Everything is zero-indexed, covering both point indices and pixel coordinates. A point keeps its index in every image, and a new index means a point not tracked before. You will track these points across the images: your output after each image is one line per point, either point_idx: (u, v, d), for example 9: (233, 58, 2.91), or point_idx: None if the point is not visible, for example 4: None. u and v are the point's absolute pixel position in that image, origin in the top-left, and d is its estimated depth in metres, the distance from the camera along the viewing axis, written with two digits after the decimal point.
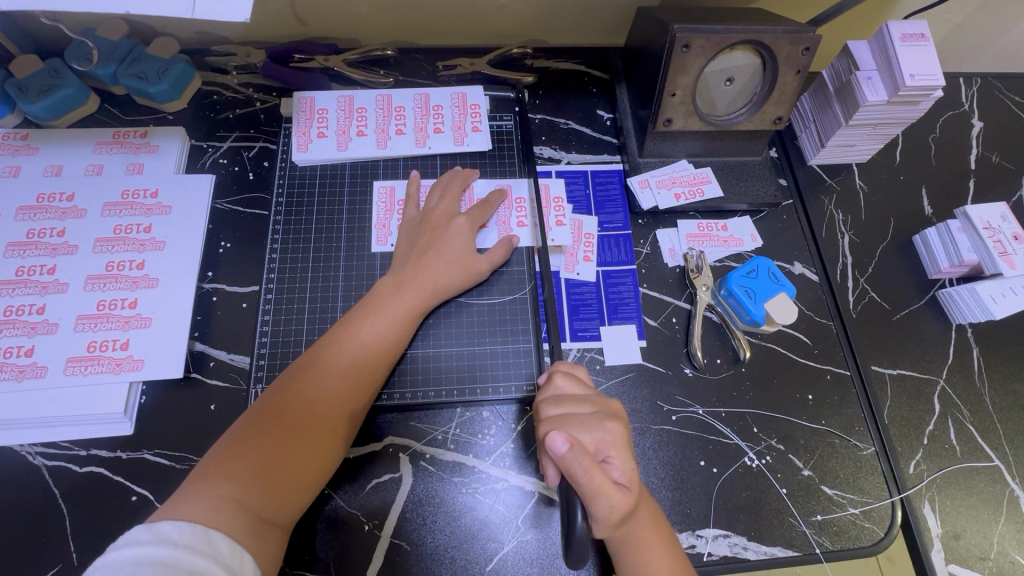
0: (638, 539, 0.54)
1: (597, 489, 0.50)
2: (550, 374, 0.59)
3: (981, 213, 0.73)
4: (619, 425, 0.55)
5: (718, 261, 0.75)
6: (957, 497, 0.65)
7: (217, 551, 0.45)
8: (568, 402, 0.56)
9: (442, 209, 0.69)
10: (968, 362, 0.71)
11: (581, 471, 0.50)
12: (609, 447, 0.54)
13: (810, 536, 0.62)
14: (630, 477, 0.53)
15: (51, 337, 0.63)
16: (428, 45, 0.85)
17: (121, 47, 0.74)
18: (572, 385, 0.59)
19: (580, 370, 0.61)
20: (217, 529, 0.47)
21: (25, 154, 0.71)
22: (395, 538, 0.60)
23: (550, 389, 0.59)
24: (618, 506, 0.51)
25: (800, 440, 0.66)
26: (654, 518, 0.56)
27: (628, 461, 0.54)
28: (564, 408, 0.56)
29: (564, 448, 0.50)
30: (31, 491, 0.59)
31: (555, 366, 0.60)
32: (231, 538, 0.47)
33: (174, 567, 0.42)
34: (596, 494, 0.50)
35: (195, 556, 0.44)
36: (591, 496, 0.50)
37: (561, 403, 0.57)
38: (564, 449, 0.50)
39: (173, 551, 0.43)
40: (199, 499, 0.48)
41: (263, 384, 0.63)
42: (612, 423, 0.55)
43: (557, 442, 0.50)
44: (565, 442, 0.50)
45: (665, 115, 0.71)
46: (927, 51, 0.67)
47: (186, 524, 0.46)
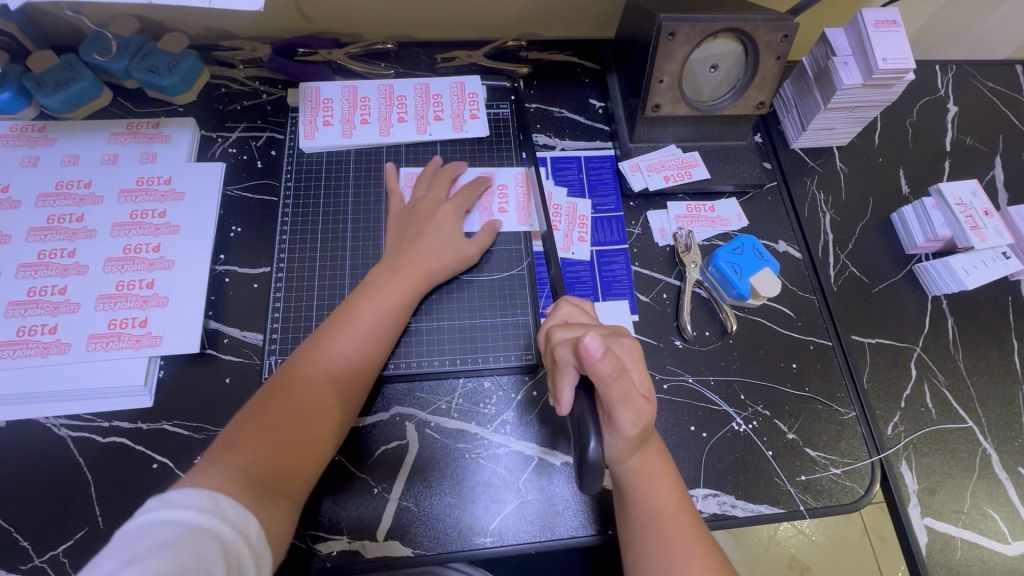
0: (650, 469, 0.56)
1: (624, 396, 0.51)
2: (558, 304, 0.61)
3: (954, 190, 0.77)
4: (633, 340, 0.57)
5: (706, 239, 0.78)
6: (933, 456, 0.69)
7: (225, 512, 0.47)
8: (580, 325, 0.57)
9: (431, 197, 0.73)
10: (943, 331, 0.75)
11: (613, 375, 0.49)
12: (627, 360, 0.56)
13: (795, 494, 0.66)
14: (649, 388, 0.56)
15: (73, 315, 0.66)
16: (426, 39, 0.89)
17: (133, 42, 0.78)
18: (577, 312, 0.61)
19: (586, 303, 0.63)
20: (228, 493, 0.49)
21: (43, 145, 0.74)
22: (403, 500, 0.63)
23: (557, 316, 0.60)
24: (643, 412, 0.53)
25: (785, 406, 0.70)
26: (663, 456, 0.58)
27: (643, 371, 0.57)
28: (577, 331, 0.57)
29: (599, 351, 0.48)
30: (58, 460, 0.62)
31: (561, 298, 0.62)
32: (238, 502, 0.49)
33: (186, 526, 0.44)
34: (623, 402, 0.51)
35: (203, 516, 0.45)
36: (618, 404, 0.51)
37: (572, 326, 0.57)
38: (600, 351, 0.48)
39: (184, 510, 0.45)
40: (211, 472, 0.51)
41: (276, 356, 0.67)
42: (627, 338, 0.57)
43: (592, 344, 0.48)
44: (599, 346, 0.48)
45: (653, 100, 0.75)
46: (899, 36, 0.71)
47: (194, 488, 0.48)
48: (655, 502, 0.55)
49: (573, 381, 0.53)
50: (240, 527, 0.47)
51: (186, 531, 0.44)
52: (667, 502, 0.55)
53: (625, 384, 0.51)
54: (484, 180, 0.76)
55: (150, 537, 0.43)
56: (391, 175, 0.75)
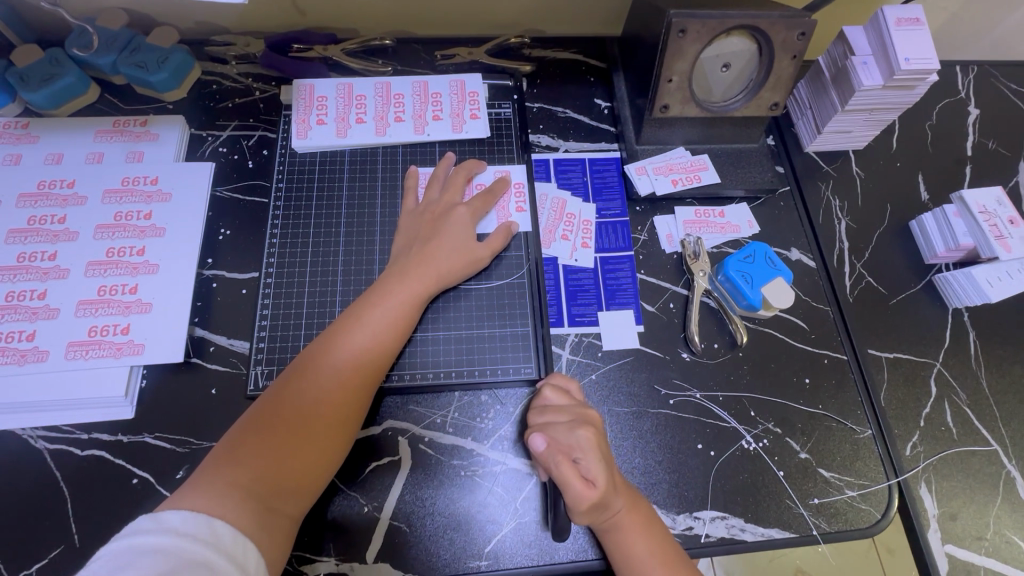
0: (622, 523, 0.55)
1: (563, 484, 0.53)
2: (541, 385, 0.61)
3: (977, 197, 0.73)
4: (590, 432, 0.56)
5: (715, 247, 0.75)
6: (953, 478, 0.65)
7: (219, 538, 0.45)
8: (550, 411, 0.59)
9: (445, 200, 0.70)
10: (965, 346, 0.71)
11: (554, 466, 0.54)
12: (579, 449, 0.55)
13: (808, 517, 0.63)
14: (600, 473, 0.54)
15: (52, 322, 0.63)
16: (425, 35, 0.85)
17: (121, 36, 0.75)
18: (560, 397, 0.60)
19: (572, 384, 0.62)
20: (221, 518, 0.47)
21: (26, 142, 0.72)
22: (394, 520, 0.60)
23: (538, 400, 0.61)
24: (586, 497, 0.53)
25: (796, 423, 0.67)
26: (636, 501, 0.57)
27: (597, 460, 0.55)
28: (546, 419, 0.59)
29: (541, 446, 0.55)
30: (33, 474, 0.59)
31: (547, 380, 0.62)
32: (235, 527, 0.47)
33: (178, 556, 0.42)
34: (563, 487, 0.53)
35: (197, 545, 0.44)
36: (558, 489, 0.53)
37: (547, 410, 0.59)
38: (542, 447, 0.55)
39: (177, 539, 0.44)
40: (210, 487, 0.49)
41: (262, 367, 0.64)
42: (583, 430, 0.56)
43: (535, 440, 0.55)
44: (543, 441, 0.55)
45: (661, 101, 0.71)
46: (921, 35, 0.67)
47: (189, 513, 0.46)
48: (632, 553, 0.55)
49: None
50: (237, 557, 0.45)
51: (176, 561, 0.42)
52: (640, 552, 0.55)
53: (571, 474, 0.53)
54: (503, 179, 0.73)
55: (139, 567, 0.41)
56: (410, 176, 0.72)
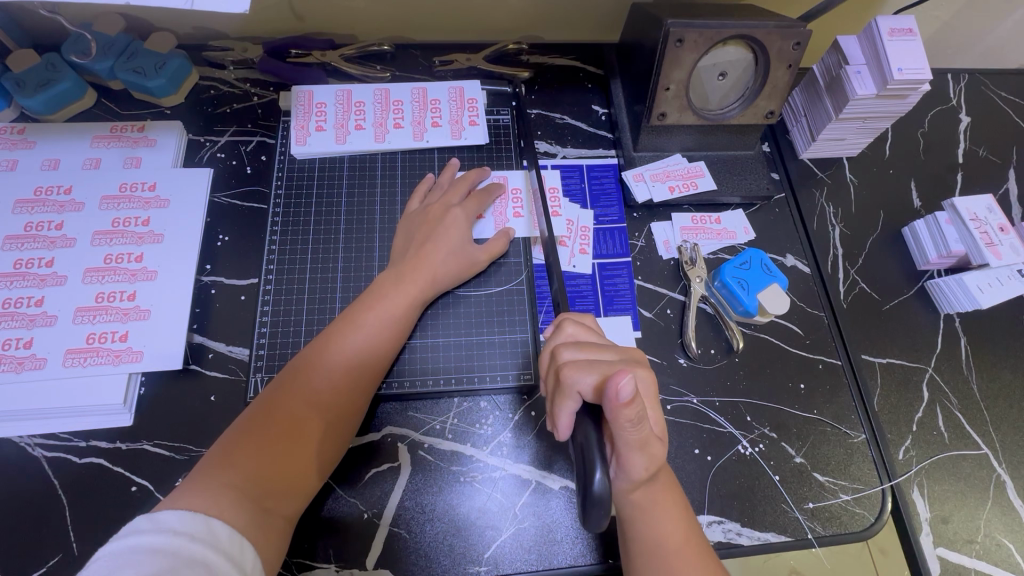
0: (654, 501, 0.53)
1: (640, 441, 0.49)
2: (561, 323, 0.58)
3: (968, 205, 0.74)
4: (646, 372, 0.54)
5: (712, 253, 0.76)
6: (945, 482, 0.66)
7: (217, 537, 0.45)
8: (589, 349, 0.55)
9: (443, 201, 0.70)
10: (956, 351, 0.72)
11: (634, 419, 0.47)
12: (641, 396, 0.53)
13: (803, 521, 0.64)
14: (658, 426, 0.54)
15: (50, 329, 0.63)
16: (424, 41, 0.86)
17: (118, 42, 0.74)
18: (583, 334, 0.58)
19: (588, 319, 0.60)
20: (217, 517, 0.47)
21: (22, 148, 0.71)
22: (393, 526, 0.60)
23: (561, 337, 0.57)
24: (656, 456, 0.51)
25: (792, 428, 0.68)
26: (671, 486, 0.55)
27: (655, 408, 0.54)
28: (584, 355, 0.54)
29: (628, 397, 0.46)
30: (31, 482, 0.59)
31: (565, 316, 0.60)
32: (232, 525, 0.47)
33: (172, 554, 0.42)
34: (638, 447, 0.49)
35: (193, 544, 0.43)
36: (633, 447, 0.49)
37: (581, 349, 0.55)
38: (628, 397, 0.46)
39: (174, 538, 0.43)
40: (204, 486, 0.49)
41: (262, 374, 0.64)
42: (640, 370, 0.54)
43: (622, 389, 0.46)
44: (630, 391, 0.46)
45: (659, 109, 0.72)
46: (914, 46, 0.68)
47: (187, 512, 0.45)
48: (660, 535, 0.52)
49: (574, 407, 0.52)
50: (233, 555, 0.45)
51: (173, 559, 0.42)
52: (672, 538, 0.52)
53: (642, 430, 0.49)
54: (499, 184, 0.74)
55: (135, 566, 0.40)
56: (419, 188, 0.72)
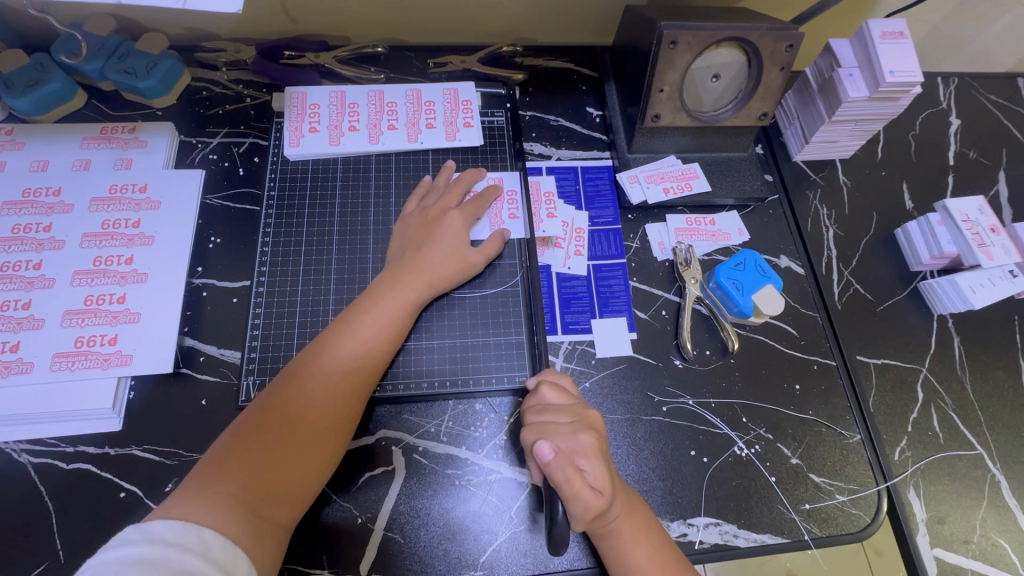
0: (622, 532, 0.55)
1: (573, 496, 0.51)
2: (537, 384, 0.60)
3: (960, 206, 0.75)
4: (593, 436, 0.56)
5: (706, 254, 0.76)
6: (940, 482, 0.66)
7: (209, 548, 0.45)
8: (548, 411, 0.57)
9: (439, 204, 0.70)
10: (950, 352, 0.73)
11: (563, 477, 0.51)
12: (580, 456, 0.54)
13: (799, 523, 0.63)
14: (605, 481, 0.53)
15: (37, 332, 0.62)
16: (418, 42, 0.86)
17: (109, 42, 0.74)
18: (558, 396, 0.59)
19: (566, 380, 0.62)
20: (210, 527, 0.46)
21: (10, 149, 0.70)
22: (387, 531, 0.60)
23: (535, 398, 0.60)
24: (593, 508, 0.51)
25: (788, 430, 0.67)
26: (638, 510, 0.56)
27: (601, 466, 0.54)
28: (542, 417, 0.57)
29: (549, 455, 0.52)
30: (17, 489, 0.58)
31: (541, 377, 0.61)
32: (226, 536, 0.46)
33: (163, 566, 0.42)
34: (572, 501, 0.51)
35: (184, 555, 0.43)
36: (568, 502, 0.51)
37: (545, 411, 0.58)
38: (549, 456, 0.52)
39: (165, 549, 0.43)
40: (200, 495, 0.48)
41: (255, 376, 0.63)
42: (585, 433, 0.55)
43: (541, 449, 0.52)
44: (551, 450, 0.52)
45: (653, 111, 0.72)
46: (905, 48, 0.69)
47: (177, 521, 0.45)
48: (630, 563, 0.54)
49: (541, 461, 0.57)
50: (226, 565, 0.45)
51: (164, 571, 0.41)
52: (642, 563, 0.54)
53: (576, 483, 0.51)
54: (495, 186, 0.74)
55: None
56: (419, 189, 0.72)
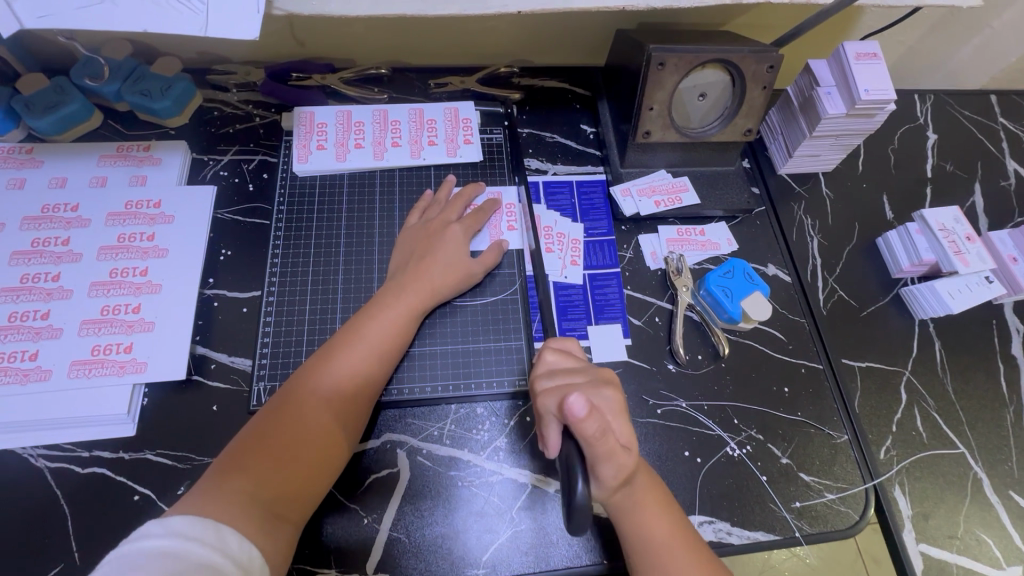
0: (636, 501, 0.56)
1: (607, 453, 0.52)
2: (541, 350, 0.61)
3: (936, 216, 0.78)
4: (615, 392, 0.57)
5: (697, 263, 0.79)
6: (924, 480, 0.69)
7: (226, 544, 0.47)
8: (563, 374, 0.58)
9: (442, 217, 0.73)
10: (931, 354, 0.76)
11: (599, 431, 0.51)
12: (609, 413, 0.55)
13: (790, 520, 0.66)
14: (631, 439, 0.55)
15: (55, 341, 0.65)
16: (419, 64, 0.90)
17: (125, 65, 0.77)
18: (563, 358, 0.60)
19: (570, 345, 0.62)
20: (225, 524, 0.48)
21: (30, 167, 0.74)
22: (392, 531, 0.62)
23: (542, 363, 0.60)
24: (624, 467, 0.53)
25: (778, 431, 0.70)
26: (653, 483, 0.58)
27: (627, 423, 0.55)
28: (559, 380, 0.57)
29: (584, 412, 0.50)
30: (34, 492, 0.60)
31: (545, 344, 0.62)
32: (241, 533, 0.48)
33: (184, 558, 0.44)
34: (606, 458, 0.52)
35: (201, 549, 0.45)
36: (601, 459, 0.52)
37: (556, 374, 0.58)
38: (584, 412, 0.50)
39: (184, 543, 0.45)
40: (218, 493, 0.51)
41: (264, 383, 0.66)
42: (609, 390, 0.56)
43: (576, 405, 0.51)
44: (584, 405, 0.51)
45: (643, 127, 0.76)
46: (879, 68, 0.73)
47: (195, 518, 0.47)
48: (649, 531, 0.56)
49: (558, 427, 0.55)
50: (242, 561, 0.47)
51: (184, 563, 0.43)
52: (659, 532, 0.56)
53: (609, 442, 0.52)
54: (494, 199, 0.77)
55: (148, 569, 0.42)
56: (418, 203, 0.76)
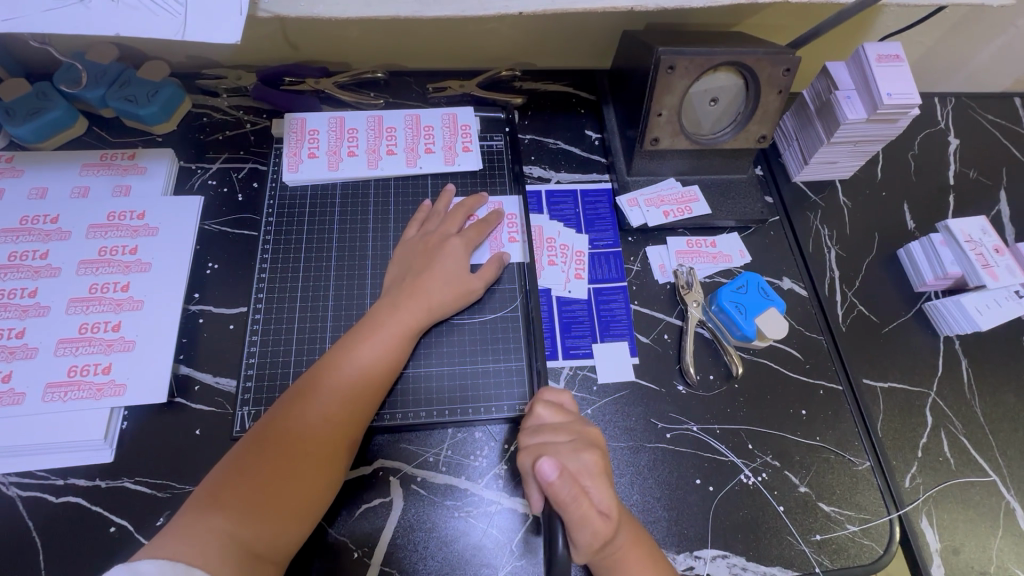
0: (619, 563, 0.53)
1: (580, 519, 0.49)
2: (533, 403, 0.59)
3: (963, 226, 0.74)
4: (597, 455, 0.55)
5: (708, 276, 0.75)
6: (953, 511, 0.64)
7: None
8: (547, 431, 0.56)
9: (441, 231, 0.70)
10: (958, 374, 0.71)
11: (570, 497, 0.49)
12: (587, 477, 0.53)
13: (810, 554, 0.61)
14: (611, 504, 0.52)
15: (30, 362, 0.61)
16: (417, 68, 0.86)
17: (111, 70, 0.74)
18: (554, 414, 0.58)
19: (565, 396, 0.60)
20: (199, 567, 0.46)
21: (9, 176, 0.70)
22: (385, 566, 0.58)
23: (533, 418, 0.58)
24: (600, 534, 0.50)
25: (795, 456, 0.66)
26: (641, 541, 0.55)
27: (606, 487, 0.53)
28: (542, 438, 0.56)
29: (553, 474, 0.49)
30: (4, 523, 0.56)
31: (539, 395, 0.60)
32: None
33: None
34: (580, 523, 0.50)
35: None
36: (574, 526, 0.49)
37: (543, 430, 0.57)
38: (554, 477, 0.49)
39: None
40: (193, 531, 0.48)
41: (250, 406, 0.62)
42: (589, 453, 0.54)
43: (546, 468, 0.49)
44: (554, 469, 0.49)
45: (651, 134, 0.72)
46: (902, 71, 0.69)
47: (167, 563, 0.45)
48: None
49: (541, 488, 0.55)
50: None
51: None
52: None
53: (583, 507, 0.49)
54: (496, 211, 0.74)
55: None
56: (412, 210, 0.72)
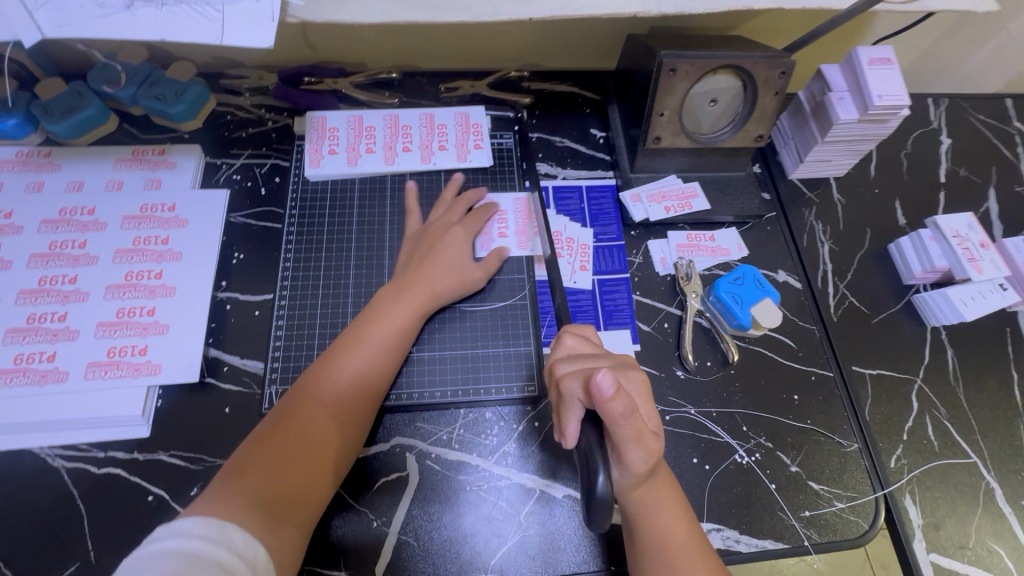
0: (656, 499, 0.55)
1: (635, 435, 0.50)
2: (560, 334, 0.60)
3: (950, 223, 0.78)
4: (640, 374, 0.57)
5: (707, 269, 0.79)
6: (936, 490, 0.68)
7: (232, 541, 0.47)
8: (584, 358, 0.57)
9: (443, 220, 0.74)
10: (943, 363, 0.75)
11: (624, 413, 0.49)
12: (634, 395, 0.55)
13: (799, 529, 0.66)
14: (657, 424, 0.56)
15: (72, 343, 0.66)
16: (430, 68, 0.90)
17: (141, 70, 0.78)
18: (582, 344, 0.59)
19: (586, 330, 0.62)
20: (231, 522, 0.49)
21: (48, 171, 0.75)
22: (402, 534, 0.62)
23: (561, 348, 0.59)
24: (653, 450, 0.52)
25: (787, 438, 0.70)
26: (671, 485, 0.58)
27: (652, 407, 0.56)
28: (580, 365, 0.56)
29: (610, 389, 0.48)
30: (51, 491, 0.61)
31: (564, 329, 0.61)
32: (247, 531, 0.49)
33: (193, 556, 0.44)
34: (634, 441, 0.51)
35: (211, 546, 0.46)
36: (630, 442, 0.51)
37: (576, 359, 0.57)
38: (610, 390, 0.48)
39: (192, 542, 0.45)
40: (222, 496, 0.51)
41: (276, 386, 0.66)
42: (634, 371, 0.56)
43: (603, 382, 0.48)
44: (611, 385, 0.48)
45: (654, 133, 0.76)
46: (893, 74, 0.72)
47: (203, 518, 0.48)
48: (664, 532, 0.55)
49: (578, 415, 0.53)
50: (248, 556, 0.47)
51: (194, 561, 0.44)
52: (675, 533, 0.55)
53: (636, 424, 0.50)
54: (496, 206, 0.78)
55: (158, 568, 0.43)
56: (410, 197, 0.77)
